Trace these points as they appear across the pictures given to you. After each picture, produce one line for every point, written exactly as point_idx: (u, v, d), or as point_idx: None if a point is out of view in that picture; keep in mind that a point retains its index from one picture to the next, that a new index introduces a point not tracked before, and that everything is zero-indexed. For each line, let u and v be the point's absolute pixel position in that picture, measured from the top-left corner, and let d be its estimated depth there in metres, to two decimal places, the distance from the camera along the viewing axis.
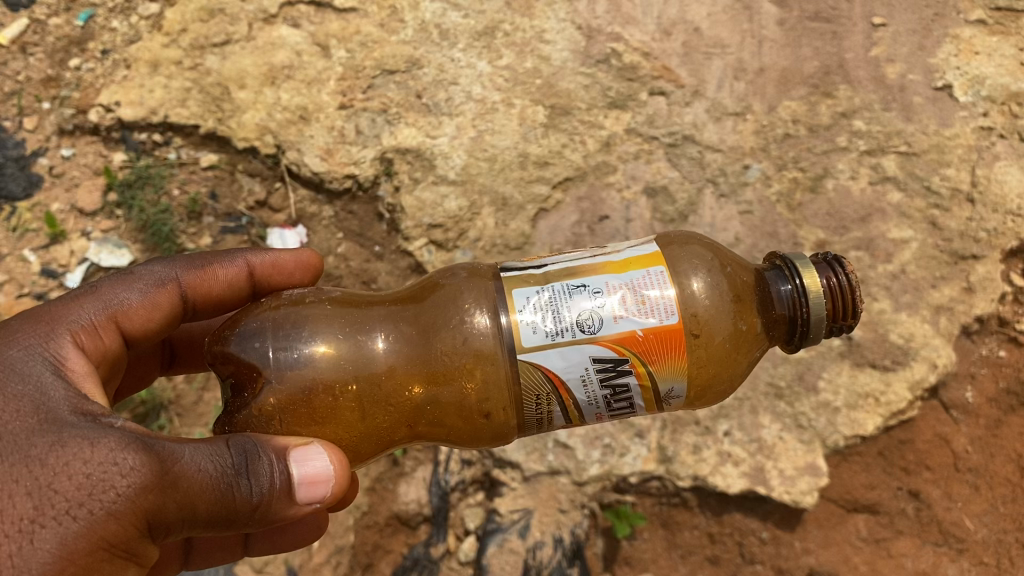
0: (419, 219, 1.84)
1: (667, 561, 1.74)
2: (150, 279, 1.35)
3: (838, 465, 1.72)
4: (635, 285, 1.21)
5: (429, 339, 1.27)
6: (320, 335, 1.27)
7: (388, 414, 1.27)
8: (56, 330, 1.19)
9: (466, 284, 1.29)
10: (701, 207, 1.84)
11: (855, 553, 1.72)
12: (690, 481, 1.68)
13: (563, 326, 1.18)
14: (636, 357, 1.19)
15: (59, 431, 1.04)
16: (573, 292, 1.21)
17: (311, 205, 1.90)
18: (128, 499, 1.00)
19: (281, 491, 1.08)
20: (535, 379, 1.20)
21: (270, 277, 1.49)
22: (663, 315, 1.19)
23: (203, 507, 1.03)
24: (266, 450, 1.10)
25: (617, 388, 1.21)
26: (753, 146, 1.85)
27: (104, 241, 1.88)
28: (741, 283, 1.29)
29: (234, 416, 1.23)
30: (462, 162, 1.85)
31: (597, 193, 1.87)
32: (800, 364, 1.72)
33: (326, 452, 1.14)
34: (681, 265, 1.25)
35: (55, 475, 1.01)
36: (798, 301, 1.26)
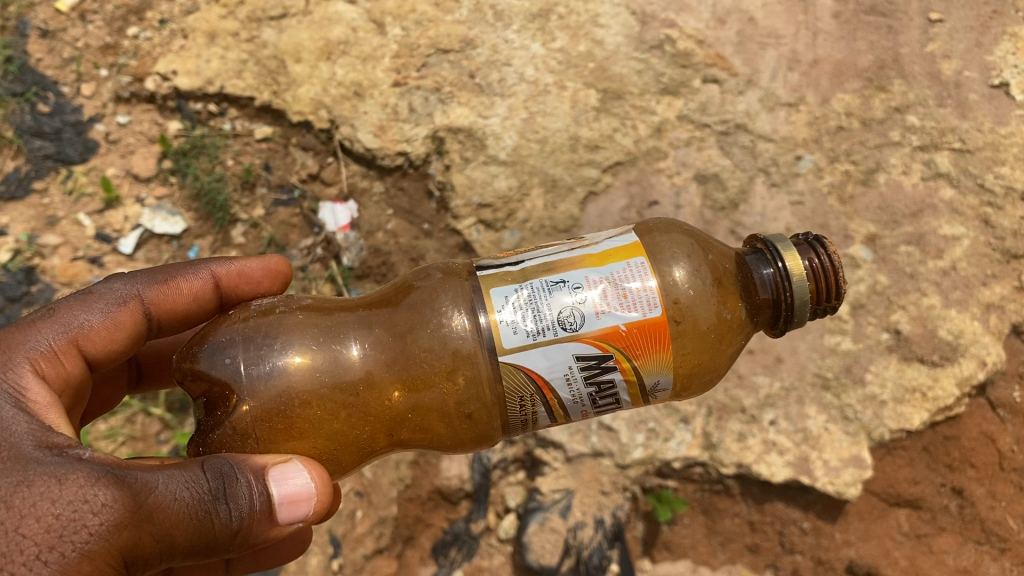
0: (468, 198, 1.84)
1: (707, 548, 1.75)
2: (112, 297, 1.25)
3: (883, 458, 1.71)
4: (615, 278, 1.18)
5: (408, 342, 1.22)
6: (293, 345, 1.21)
7: (368, 424, 1.22)
8: (13, 359, 1.10)
9: (442, 285, 1.25)
10: (752, 196, 1.83)
11: (895, 548, 1.72)
12: (734, 468, 1.68)
13: (545, 324, 1.15)
14: (619, 353, 1.16)
15: (25, 469, 0.97)
16: (553, 289, 1.18)
17: (362, 180, 1.89)
18: (102, 538, 0.94)
19: (261, 512, 1.03)
20: (519, 380, 1.17)
21: (237, 287, 1.42)
22: (646, 308, 1.16)
23: (180, 537, 0.98)
24: (243, 471, 1.04)
25: (601, 385, 1.19)
26: (806, 137, 1.83)
27: (158, 208, 1.89)
28: (723, 268, 1.25)
29: (209, 435, 1.17)
30: (513, 143, 1.83)
31: (647, 178, 1.85)
32: (848, 357, 1.72)
33: (307, 470, 1.09)
34: (662, 254, 1.22)
35: (21, 519, 0.94)
36: (781, 284, 1.23)
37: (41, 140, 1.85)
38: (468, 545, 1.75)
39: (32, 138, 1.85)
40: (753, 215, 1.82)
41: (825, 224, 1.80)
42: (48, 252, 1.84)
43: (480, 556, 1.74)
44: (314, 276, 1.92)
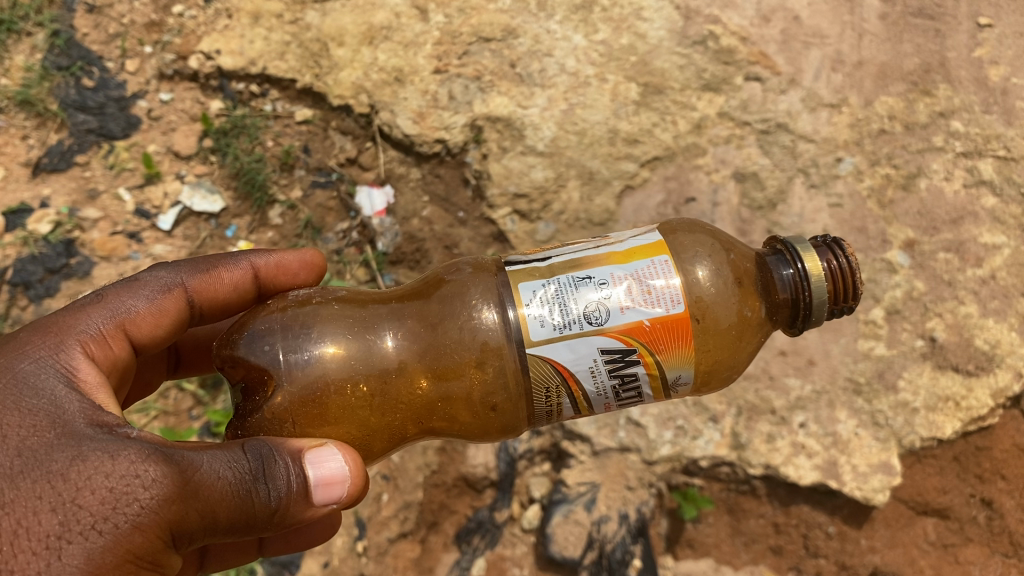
0: (504, 187, 1.83)
1: (730, 547, 1.74)
2: (156, 284, 1.26)
3: (912, 466, 1.70)
4: (640, 275, 1.17)
5: (439, 333, 1.21)
6: (328, 335, 1.20)
7: (398, 412, 1.21)
8: (65, 341, 1.11)
9: (472, 279, 1.23)
10: (790, 196, 1.81)
11: (921, 557, 1.71)
12: (761, 469, 1.67)
13: (571, 318, 1.14)
14: (642, 347, 1.15)
15: (79, 444, 0.98)
16: (579, 284, 1.17)
17: (399, 166, 1.89)
18: (152, 511, 0.94)
19: (298, 493, 1.03)
20: (544, 372, 1.15)
21: (275, 278, 1.42)
22: (669, 305, 1.15)
23: (223, 516, 0.98)
24: (282, 453, 1.04)
25: (625, 377, 1.17)
26: (847, 139, 1.81)
27: (197, 186, 1.90)
28: (744, 266, 1.24)
29: (246, 419, 1.16)
30: (552, 134, 1.82)
31: (685, 174, 1.83)
32: (881, 362, 1.70)
33: (341, 453, 1.08)
34: (685, 253, 1.21)
35: (77, 491, 0.95)
36: (800, 284, 1.23)
37: (84, 114, 1.86)
38: (491, 533, 1.76)
39: (76, 112, 1.86)
40: (791, 216, 1.80)
41: (863, 228, 1.77)
42: (88, 226, 1.84)
43: (503, 545, 1.76)
44: (349, 261, 1.91)
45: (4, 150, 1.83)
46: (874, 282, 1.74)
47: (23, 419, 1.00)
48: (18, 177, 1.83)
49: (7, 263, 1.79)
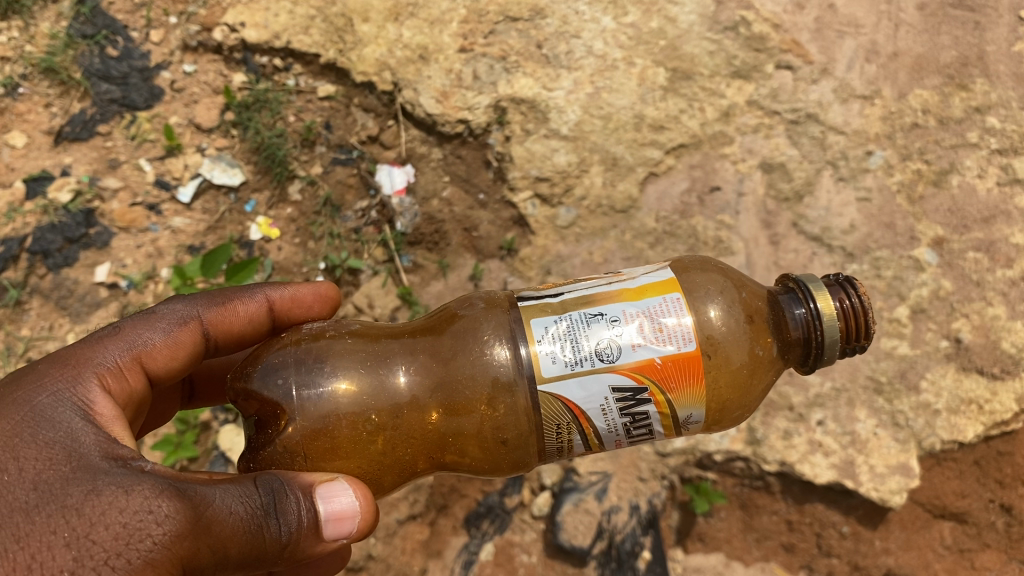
0: (526, 171, 1.80)
1: (742, 543, 1.73)
2: (173, 317, 1.24)
3: (931, 469, 1.66)
4: (652, 312, 1.14)
5: (451, 368, 1.19)
6: (341, 370, 1.19)
7: (409, 447, 1.19)
8: (82, 373, 1.09)
9: (484, 314, 1.21)
10: (818, 188, 1.76)
11: (936, 560, 1.69)
12: (776, 465, 1.65)
13: (582, 355, 1.12)
14: (653, 385, 1.13)
15: (93, 479, 0.97)
16: (591, 321, 1.14)
17: (420, 146, 1.85)
18: (164, 547, 0.93)
19: (308, 528, 1.02)
20: (555, 409, 1.13)
21: (290, 312, 1.40)
22: (681, 343, 1.12)
23: (234, 550, 0.97)
24: (293, 488, 1.03)
25: (636, 416, 1.15)
26: (879, 131, 1.76)
27: (217, 159, 1.87)
28: (756, 304, 1.22)
29: (259, 452, 1.14)
30: (576, 118, 1.79)
31: (711, 162, 1.80)
32: (904, 362, 1.67)
33: (352, 489, 1.07)
34: (698, 291, 1.18)
35: (91, 526, 0.93)
36: (812, 323, 1.20)
37: (107, 84, 1.85)
38: (501, 519, 1.75)
39: (99, 81, 1.84)
40: (818, 208, 1.76)
41: (891, 224, 1.73)
42: (108, 195, 1.83)
43: (512, 531, 1.75)
44: (367, 239, 1.88)
45: (26, 118, 1.84)
46: (900, 279, 1.70)
47: (39, 452, 0.99)
48: (40, 145, 1.83)
49: (27, 231, 1.79)
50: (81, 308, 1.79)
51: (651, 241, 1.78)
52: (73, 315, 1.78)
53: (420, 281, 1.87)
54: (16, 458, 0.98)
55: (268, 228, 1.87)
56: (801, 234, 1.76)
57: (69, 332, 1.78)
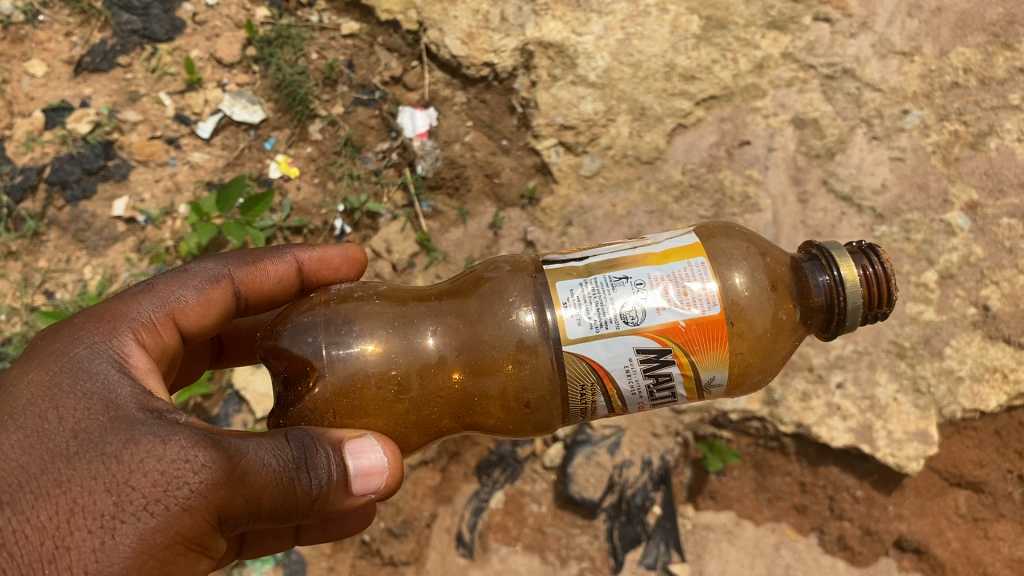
0: (551, 118, 1.75)
1: (754, 502, 1.71)
2: (205, 275, 1.22)
3: (950, 436, 1.64)
4: (677, 277, 1.12)
5: (478, 329, 1.17)
6: (369, 331, 1.17)
7: (435, 406, 1.18)
8: (117, 328, 1.08)
9: (510, 277, 1.19)
10: (850, 147, 1.71)
11: (949, 528, 1.67)
12: (792, 427, 1.64)
13: (607, 318, 1.10)
14: (678, 347, 1.10)
15: (130, 429, 0.96)
16: (616, 285, 1.12)
17: (444, 89, 1.81)
18: (201, 495, 0.93)
19: (338, 483, 1.02)
20: (579, 369, 1.11)
21: (319, 273, 1.36)
22: (705, 306, 1.10)
23: (267, 502, 0.96)
24: (323, 443, 1.03)
25: (660, 378, 1.12)
26: (916, 90, 1.70)
27: (238, 95, 1.84)
28: (779, 271, 1.19)
29: (289, 409, 1.14)
30: (605, 64, 1.73)
31: (742, 116, 1.75)
32: (928, 327, 1.63)
33: (381, 445, 1.07)
34: (722, 258, 1.15)
35: (130, 473, 0.93)
36: (835, 290, 1.16)
37: (129, 14, 1.81)
38: (512, 468, 1.76)
39: (121, 11, 1.81)
40: (849, 166, 1.71)
41: (924, 185, 1.68)
42: (127, 128, 1.81)
43: (523, 480, 1.76)
44: (388, 182, 1.85)
45: (46, 46, 1.80)
46: (930, 244, 1.66)
47: (78, 403, 0.98)
48: (60, 75, 1.80)
49: (45, 161, 1.77)
50: (99, 242, 1.79)
51: (676, 195, 1.75)
52: (90, 249, 1.79)
53: (439, 227, 1.84)
54: (56, 407, 0.98)
55: (287, 167, 1.84)
56: (831, 193, 1.71)
57: (86, 266, 1.78)
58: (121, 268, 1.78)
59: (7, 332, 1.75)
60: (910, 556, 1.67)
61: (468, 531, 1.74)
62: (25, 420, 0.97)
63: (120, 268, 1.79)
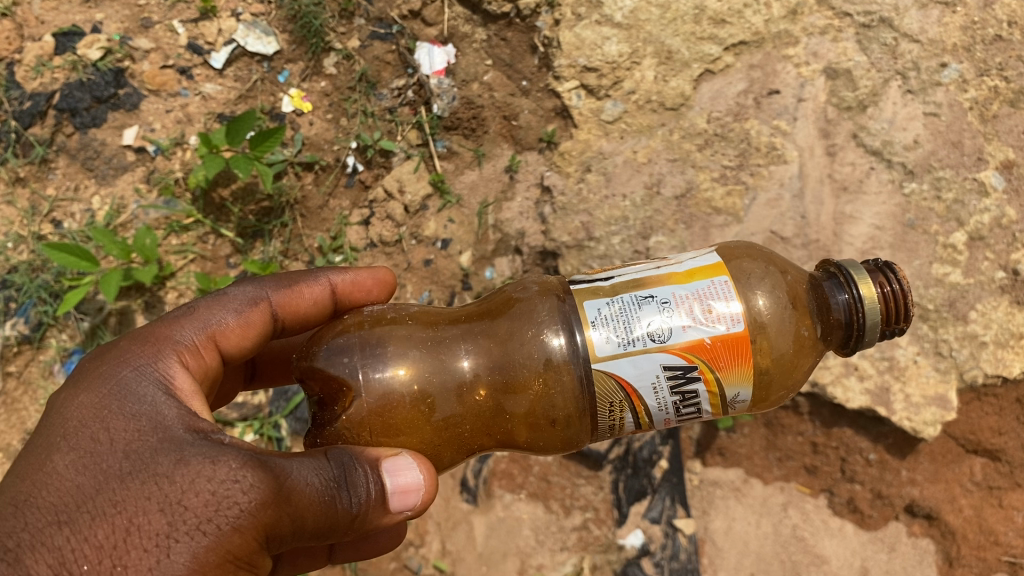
0: (574, 59, 1.68)
1: (763, 460, 1.70)
2: (243, 298, 1.18)
3: (969, 403, 1.59)
4: (700, 295, 1.08)
5: (509, 348, 1.12)
6: (401, 354, 1.12)
7: (467, 424, 1.13)
8: (162, 350, 1.06)
9: (539, 298, 1.14)
10: (883, 99, 1.63)
11: (962, 496, 1.62)
12: (807, 386, 1.60)
13: (634, 336, 1.05)
14: (703, 364, 1.06)
15: (179, 449, 0.94)
16: (642, 303, 1.08)
17: (464, 25, 1.76)
18: (250, 514, 0.90)
19: (376, 501, 0.98)
20: (607, 387, 1.06)
21: (351, 296, 1.30)
22: (730, 323, 1.06)
23: (311, 521, 0.93)
24: (360, 460, 0.99)
25: (686, 394, 1.08)
26: (957, 42, 1.62)
27: (252, 25, 1.78)
28: (798, 288, 1.15)
29: (324, 429, 1.10)
30: (632, 5, 1.67)
31: (773, 63, 1.66)
32: (954, 290, 1.58)
33: (417, 464, 1.02)
34: (745, 278, 1.12)
35: (182, 493, 0.91)
36: (854, 307, 1.12)
37: None
38: None
39: None
40: (881, 120, 1.63)
41: (958, 142, 1.61)
42: (139, 56, 1.76)
43: None
44: (402, 120, 1.80)
45: None
46: (961, 204, 1.59)
47: (128, 424, 0.97)
48: None
49: (55, 87, 1.73)
50: (107, 171, 1.76)
51: (700, 144, 1.67)
52: (99, 177, 1.76)
53: (453, 169, 1.80)
54: (107, 428, 0.96)
55: (300, 101, 1.79)
56: (860, 147, 1.64)
57: (94, 195, 1.76)
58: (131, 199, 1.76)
59: (13, 260, 1.73)
60: (920, 522, 1.63)
61: (472, 477, 1.72)
62: (79, 441, 0.96)
63: (129, 198, 1.76)
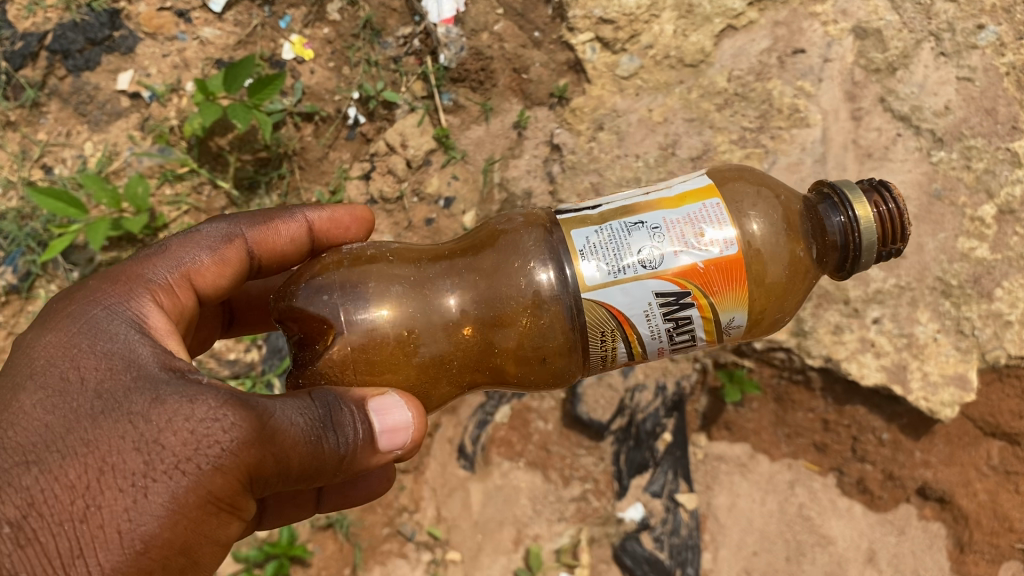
0: (589, 10, 1.61)
1: (770, 436, 1.64)
2: (215, 234, 1.11)
3: (990, 383, 1.53)
4: (692, 219, 1.02)
5: (495, 280, 1.06)
6: (385, 288, 1.06)
7: (456, 359, 1.07)
8: (133, 289, 1.00)
9: (525, 229, 1.08)
10: (914, 62, 1.54)
11: (978, 479, 1.56)
12: (820, 360, 1.54)
13: (625, 263, 1.00)
14: (697, 289, 1.00)
15: (154, 388, 0.89)
16: (632, 230, 1.02)
17: None
18: (232, 454, 0.85)
19: (365, 442, 0.94)
20: (598, 316, 1.01)
21: (330, 235, 1.21)
22: (723, 245, 1.01)
23: (298, 462, 0.88)
24: (348, 400, 0.95)
25: (680, 322, 1.02)
26: (995, 3, 1.53)
27: None
28: (792, 209, 1.09)
29: (306, 369, 1.03)
30: None
31: (798, 21, 1.58)
32: (980, 265, 1.50)
33: (407, 402, 0.97)
34: (738, 202, 1.05)
35: (159, 432, 0.85)
36: (849, 228, 1.06)
37: None
38: None
39: None
40: (911, 84, 1.54)
41: (992, 110, 1.51)
42: None
43: (530, 396, 1.68)
44: (407, 71, 1.71)
45: None
46: (992, 173, 1.51)
47: (99, 363, 0.91)
48: None
49: (48, 28, 1.66)
50: (101, 117, 1.70)
51: (719, 103, 1.59)
52: (92, 123, 1.70)
53: (459, 123, 1.71)
54: (78, 367, 0.91)
55: (302, 48, 1.72)
56: (888, 112, 1.55)
57: (87, 141, 1.70)
58: (123, 145, 1.70)
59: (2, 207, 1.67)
60: (932, 505, 1.57)
61: (471, 443, 1.68)
62: (46, 378, 0.90)
63: (123, 146, 1.70)
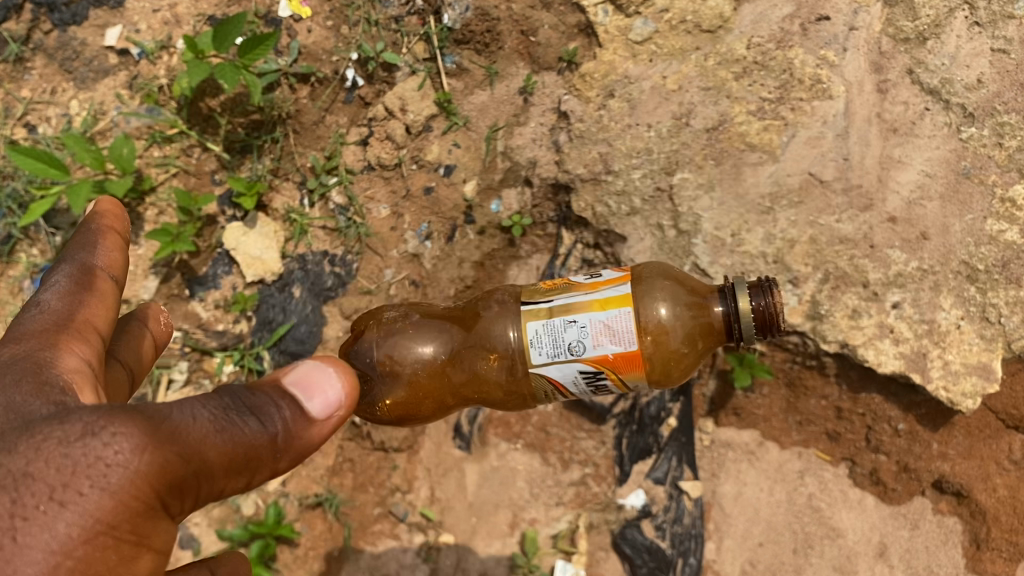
0: None
1: (781, 423, 1.58)
2: (62, 282, 1.01)
3: (1016, 374, 1.44)
4: (611, 321, 1.10)
5: (489, 339, 1.20)
6: (398, 348, 1.21)
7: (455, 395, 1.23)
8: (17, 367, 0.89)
9: (508, 308, 1.20)
10: (946, 31, 1.44)
11: (998, 474, 1.48)
12: (836, 346, 1.46)
13: (558, 348, 1.11)
14: (611, 370, 1.12)
15: (26, 426, 0.79)
16: (563, 327, 1.11)
17: None
18: (122, 465, 0.75)
19: (291, 418, 0.86)
20: (537, 383, 1.15)
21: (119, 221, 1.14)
22: (629, 342, 1.10)
23: (213, 455, 0.79)
24: (257, 388, 0.87)
25: (602, 386, 1.16)
26: None
27: None
28: (690, 295, 1.17)
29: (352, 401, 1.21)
30: None
31: None
32: (1010, 249, 1.41)
33: (330, 371, 0.92)
34: (642, 294, 1.14)
35: (31, 464, 0.75)
36: (729, 320, 1.14)
37: None
38: None
39: None
40: (941, 55, 1.44)
41: None
42: None
43: None
44: (408, 31, 1.62)
45: None
46: None
47: None
48: None
49: None
50: (87, 74, 1.63)
51: (737, 72, 1.49)
52: (78, 81, 1.63)
53: (462, 88, 1.63)
54: None
55: (297, 6, 1.62)
56: (915, 84, 1.45)
57: (73, 99, 1.63)
58: (111, 105, 1.63)
59: None
60: (948, 499, 1.50)
61: (467, 423, 1.65)
62: None
63: (110, 105, 1.63)
